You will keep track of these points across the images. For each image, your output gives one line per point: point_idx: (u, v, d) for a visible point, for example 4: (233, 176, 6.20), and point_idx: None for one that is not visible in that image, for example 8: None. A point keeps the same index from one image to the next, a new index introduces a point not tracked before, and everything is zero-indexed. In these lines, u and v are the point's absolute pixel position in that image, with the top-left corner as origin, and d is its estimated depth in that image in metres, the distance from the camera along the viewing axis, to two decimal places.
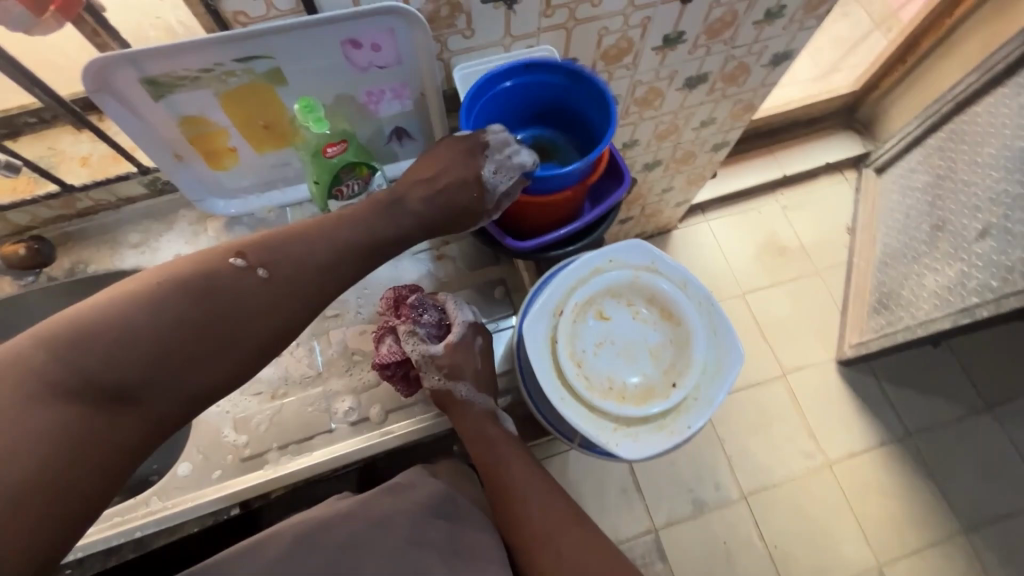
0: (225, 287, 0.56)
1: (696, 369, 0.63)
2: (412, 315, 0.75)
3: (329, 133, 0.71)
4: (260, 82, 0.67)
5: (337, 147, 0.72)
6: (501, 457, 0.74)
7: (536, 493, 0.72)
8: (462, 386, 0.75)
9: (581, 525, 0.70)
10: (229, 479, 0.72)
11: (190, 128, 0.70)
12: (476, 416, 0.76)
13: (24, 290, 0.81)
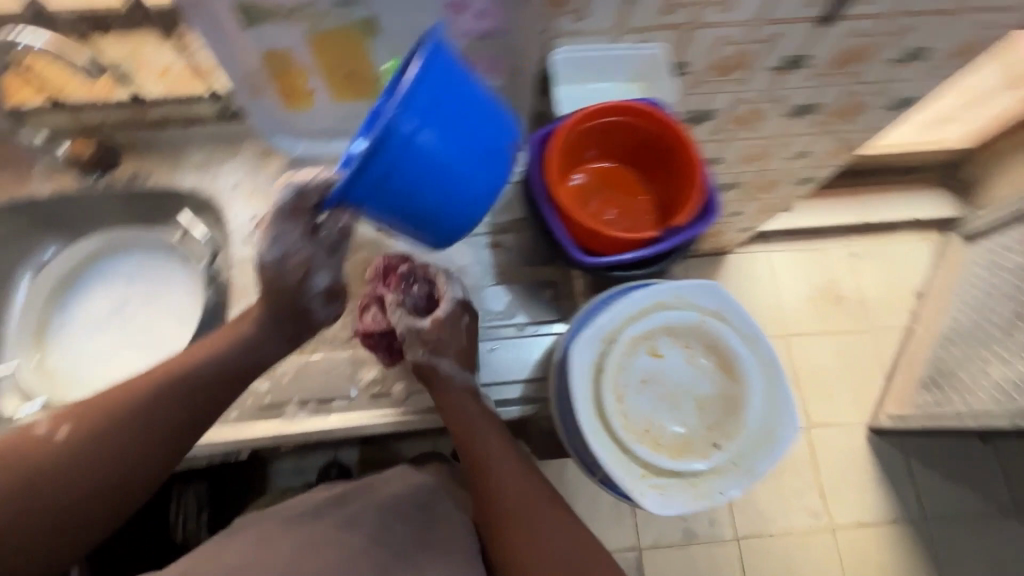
0: (40, 452, 0.55)
1: (744, 435, 0.58)
2: (401, 284, 0.73)
3: None
4: (352, 29, 0.64)
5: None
6: (480, 435, 0.69)
7: (513, 476, 0.68)
8: (446, 362, 0.70)
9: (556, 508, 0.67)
10: (243, 422, 0.72)
11: (273, 62, 0.67)
12: (458, 396, 0.70)
13: (83, 189, 0.81)
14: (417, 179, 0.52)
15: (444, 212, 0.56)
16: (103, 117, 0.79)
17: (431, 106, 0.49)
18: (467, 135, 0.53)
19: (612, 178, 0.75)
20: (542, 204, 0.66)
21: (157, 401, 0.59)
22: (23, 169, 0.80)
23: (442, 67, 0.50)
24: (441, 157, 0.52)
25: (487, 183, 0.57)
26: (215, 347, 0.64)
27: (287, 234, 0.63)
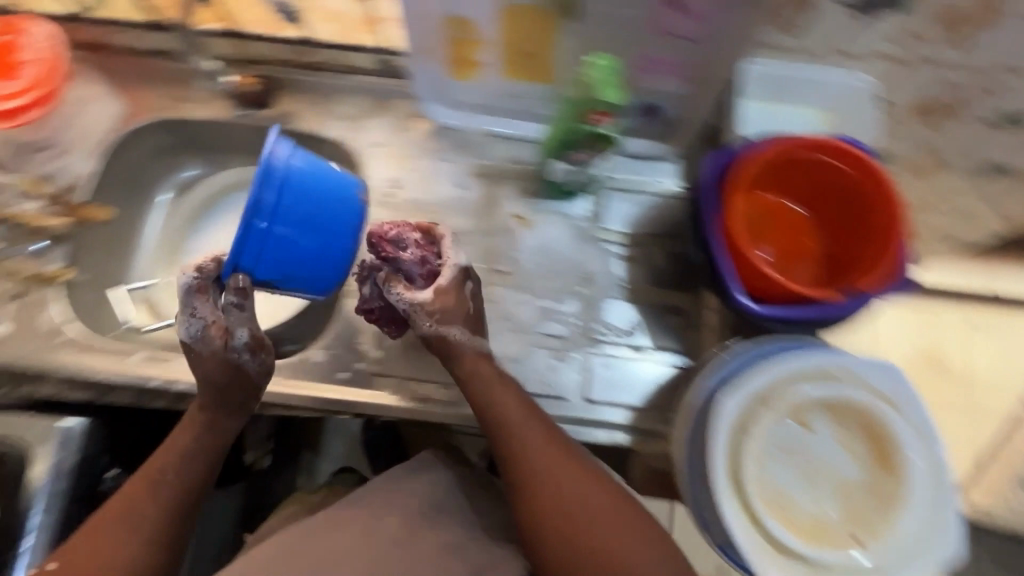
0: None
1: (891, 539, 0.52)
2: (389, 257, 0.63)
3: (605, 102, 0.59)
4: (548, 10, 0.59)
5: (605, 118, 0.61)
6: (507, 406, 0.63)
7: (547, 447, 0.62)
8: (456, 330, 0.64)
9: (591, 475, 0.62)
10: (350, 386, 0.72)
11: (452, 29, 0.64)
12: (483, 370, 0.65)
13: (236, 119, 0.82)
14: (285, 259, 0.58)
15: (324, 274, 0.61)
16: None
17: (281, 202, 0.55)
18: (307, 210, 0.57)
19: (782, 218, 0.67)
20: (711, 234, 0.59)
21: (129, 515, 0.59)
22: (183, 89, 0.83)
23: (276, 169, 0.54)
24: (291, 233, 0.57)
25: (339, 243, 0.60)
26: (189, 427, 0.65)
27: (202, 310, 0.62)
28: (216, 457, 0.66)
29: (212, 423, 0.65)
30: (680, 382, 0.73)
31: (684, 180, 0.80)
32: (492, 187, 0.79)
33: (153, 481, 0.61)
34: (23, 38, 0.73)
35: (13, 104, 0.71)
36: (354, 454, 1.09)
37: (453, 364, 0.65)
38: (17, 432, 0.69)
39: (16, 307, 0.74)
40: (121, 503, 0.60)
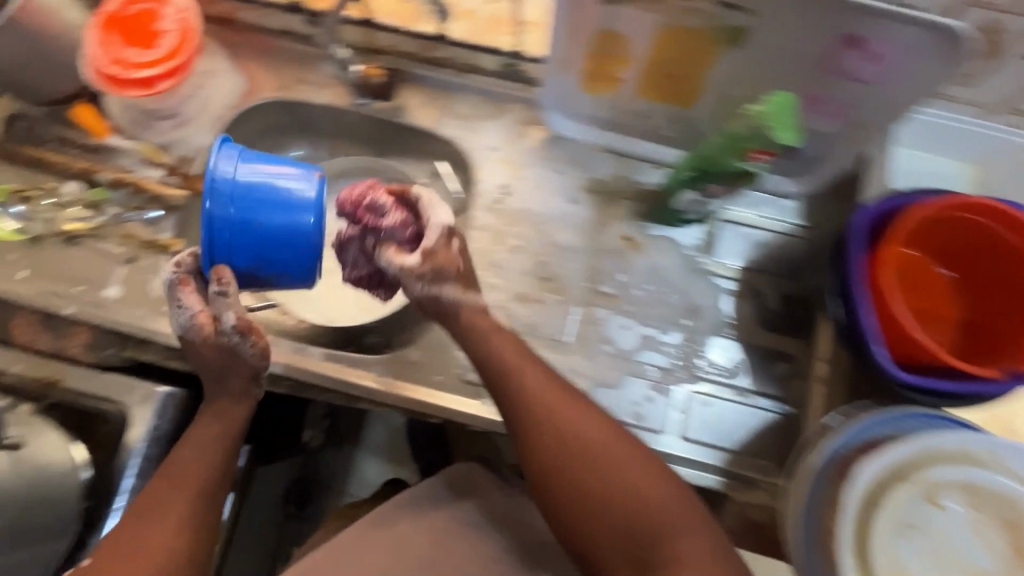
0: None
1: None
2: (371, 222, 0.62)
3: (770, 142, 0.57)
4: (714, 35, 0.57)
5: (765, 157, 0.59)
6: (516, 368, 0.59)
7: (559, 405, 0.57)
8: (448, 289, 0.62)
9: (606, 431, 0.56)
10: (443, 391, 0.71)
11: (600, 43, 0.62)
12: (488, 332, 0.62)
13: (353, 108, 0.81)
14: (256, 251, 0.61)
15: (296, 267, 0.63)
16: (393, 43, 0.79)
17: (236, 195, 0.59)
18: (275, 206, 0.60)
19: (925, 279, 0.63)
20: (855, 288, 0.57)
21: (149, 525, 0.55)
22: (304, 72, 0.83)
23: (225, 164, 0.60)
24: (256, 226, 0.60)
25: (306, 237, 0.61)
26: (201, 425, 0.62)
27: (187, 300, 0.61)
28: (237, 445, 0.63)
29: (224, 410, 0.63)
30: (782, 433, 0.69)
31: (805, 220, 0.76)
32: (604, 205, 0.76)
33: (172, 487, 0.58)
34: (163, 9, 0.74)
35: (148, 73, 0.72)
36: (395, 447, 1.17)
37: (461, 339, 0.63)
38: (120, 395, 0.71)
39: (128, 270, 0.76)
40: (136, 517, 0.56)
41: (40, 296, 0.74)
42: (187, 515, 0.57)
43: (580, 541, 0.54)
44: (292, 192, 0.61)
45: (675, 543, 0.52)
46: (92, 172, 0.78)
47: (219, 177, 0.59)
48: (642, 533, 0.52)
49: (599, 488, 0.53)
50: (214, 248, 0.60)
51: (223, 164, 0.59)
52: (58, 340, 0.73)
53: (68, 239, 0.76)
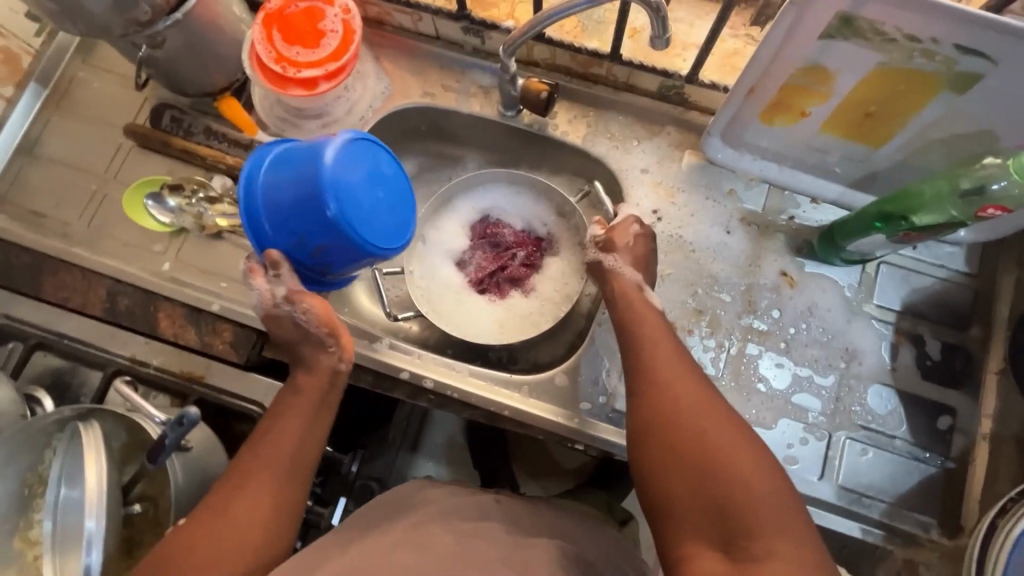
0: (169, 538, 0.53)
1: None
2: (498, 229, 0.83)
3: (1004, 200, 0.53)
4: (940, 79, 0.54)
5: (995, 212, 0.55)
6: (635, 335, 0.62)
7: (664, 366, 0.57)
8: (612, 256, 0.68)
9: (707, 399, 0.54)
10: (594, 420, 0.70)
11: (801, 77, 0.60)
12: (635, 314, 0.64)
13: (501, 119, 0.79)
14: (289, 229, 0.59)
15: (330, 241, 0.59)
16: (550, 55, 0.76)
17: (265, 178, 0.59)
18: (294, 181, 0.58)
19: None
20: None
21: (233, 498, 0.54)
22: (450, 78, 0.81)
23: (267, 153, 0.61)
24: (282, 202, 0.58)
25: (323, 207, 0.57)
26: (285, 399, 0.61)
27: (256, 283, 0.64)
28: (324, 411, 0.62)
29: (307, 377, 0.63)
30: (943, 490, 0.67)
31: (971, 268, 0.73)
32: (759, 238, 0.74)
33: (254, 460, 0.56)
34: (325, 9, 0.74)
35: (312, 74, 0.72)
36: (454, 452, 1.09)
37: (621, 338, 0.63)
38: (260, 395, 0.70)
39: None
40: (222, 489, 0.55)
41: (188, 291, 0.74)
42: (270, 485, 0.55)
43: (662, 504, 0.51)
44: (307, 162, 0.58)
45: (757, 517, 0.47)
46: (241, 169, 0.78)
47: (255, 168, 0.60)
48: (726, 504, 0.48)
49: (686, 443, 0.51)
50: (257, 232, 0.61)
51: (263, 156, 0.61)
52: (204, 336, 0.73)
53: (216, 234, 0.77)
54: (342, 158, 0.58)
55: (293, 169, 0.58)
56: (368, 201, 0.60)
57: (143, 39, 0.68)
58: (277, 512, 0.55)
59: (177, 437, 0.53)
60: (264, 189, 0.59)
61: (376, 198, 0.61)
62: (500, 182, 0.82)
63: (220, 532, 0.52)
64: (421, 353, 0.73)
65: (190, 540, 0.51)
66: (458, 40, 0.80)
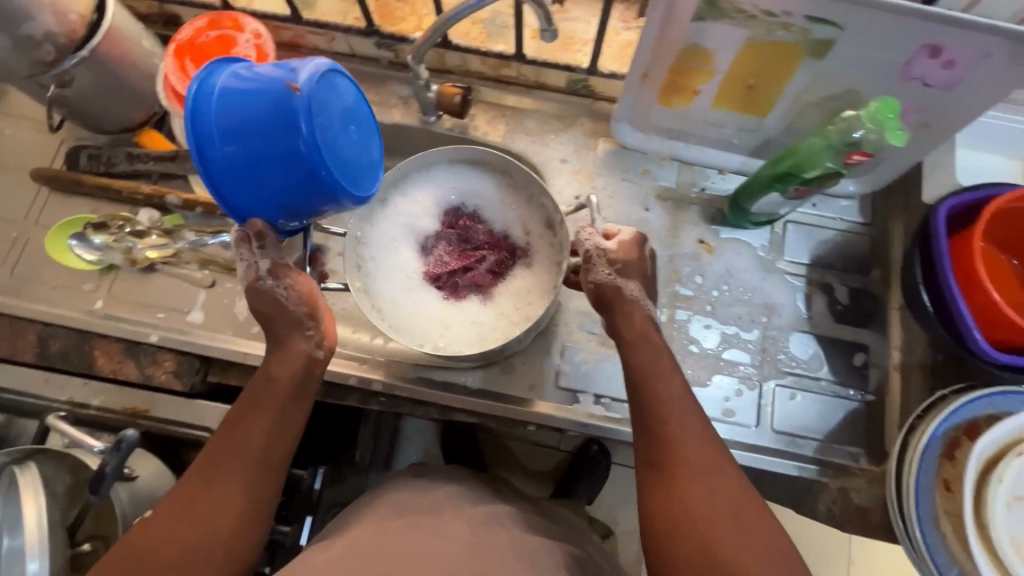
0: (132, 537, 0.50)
1: None
2: (470, 223, 0.73)
3: (868, 145, 0.58)
4: (800, 47, 0.61)
5: (861, 158, 0.60)
6: (651, 390, 0.58)
7: (681, 440, 0.54)
8: (633, 286, 0.62)
9: (714, 478, 0.53)
10: (541, 399, 0.74)
11: (684, 58, 0.65)
12: (639, 369, 0.59)
13: (423, 126, 0.82)
14: (245, 154, 0.49)
15: (301, 192, 0.51)
16: (462, 62, 0.80)
17: (221, 88, 0.49)
18: (258, 97, 0.48)
19: (996, 270, 0.66)
20: (949, 279, 0.60)
21: (202, 508, 0.52)
22: (370, 92, 0.84)
23: (225, 66, 0.51)
24: (241, 120, 0.48)
25: (297, 127, 0.47)
26: (258, 387, 0.59)
27: (245, 256, 0.60)
28: (300, 401, 0.60)
29: (285, 353, 0.62)
30: (867, 421, 0.73)
31: (865, 217, 0.80)
32: (676, 212, 0.79)
33: (225, 457, 0.54)
34: (237, 36, 0.76)
35: None
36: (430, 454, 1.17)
37: (631, 377, 0.60)
38: (208, 420, 0.70)
39: (209, 295, 0.76)
40: (190, 488, 0.53)
41: (124, 326, 0.73)
42: (245, 493, 0.54)
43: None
44: (279, 75, 0.48)
45: None
46: (160, 196, 0.76)
47: (209, 78, 0.50)
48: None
49: (694, 532, 0.50)
50: (201, 156, 0.49)
51: (221, 68, 0.51)
52: (145, 368, 0.72)
53: (148, 267, 0.76)
54: (324, 78, 0.49)
55: (256, 124, 0.48)
56: (345, 146, 0.52)
57: (50, 80, 0.68)
58: (243, 517, 0.53)
59: (117, 464, 0.53)
60: (225, 156, 0.49)
61: (352, 136, 0.53)
62: (488, 169, 0.74)
63: (189, 546, 0.50)
64: (368, 358, 0.75)
65: (154, 554, 0.49)
66: (373, 55, 0.83)
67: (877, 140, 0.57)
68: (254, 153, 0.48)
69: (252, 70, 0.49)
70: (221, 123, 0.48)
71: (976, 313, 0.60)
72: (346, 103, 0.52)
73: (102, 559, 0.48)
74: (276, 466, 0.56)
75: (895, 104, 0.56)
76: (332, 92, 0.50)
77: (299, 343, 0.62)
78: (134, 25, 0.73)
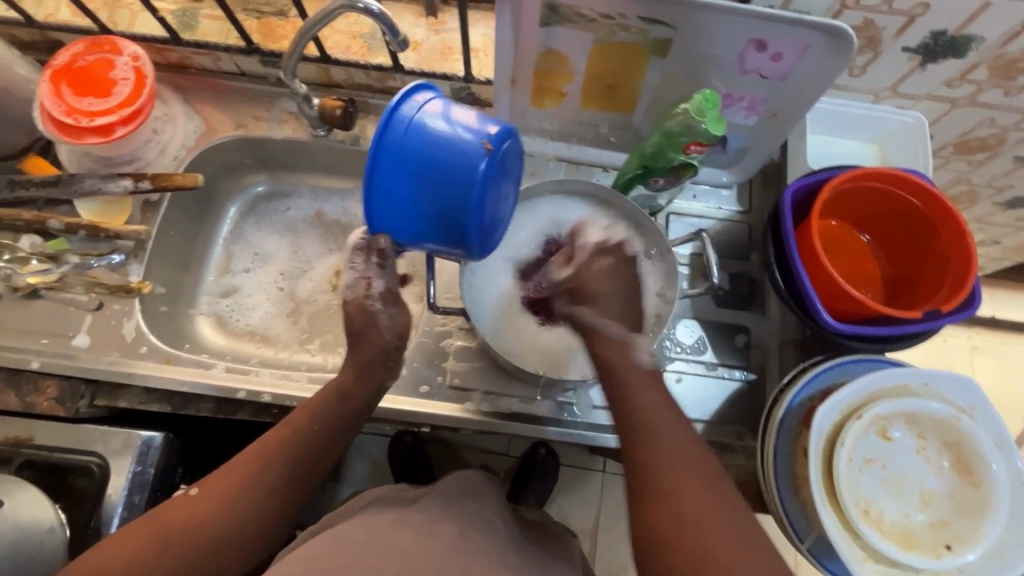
0: (189, 500, 0.56)
1: (986, 546, 0.56)
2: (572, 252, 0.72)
3: (703, 138, 0.62)
4: (643, 47, 0.64)
5: (700, 149, 0.63)
6: (658, 405, 0.57)
7: (688, 459, 0.53)
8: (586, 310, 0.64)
9: (723, 491, 0.52)
10: (434, 399, 0.74)
11: (543, 62, 0.68)
12: (640, 380, 0.59)
13: (315, 140, 0.84)
14: (417, 188, 0.52)
15: (443, 232, 0.54)
16: (347, 77, 0.82)
17: (419, 118, 0.51)
18: (454, 142, 0.51)
19: (848, 246, 0.71)
20: (796, 261, 0.63)
21: (241, 500, 0.57)
22: (261, 110, 0.85)
23: (418, 98, 0.53)
24: (425, 156, 0.51)
25: (472, 181, 0.51)
26: (328, 398, 0.65)
27: (361, 264, 0.67)
28: (345, 427, 0.66)
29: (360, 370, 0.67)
30: (748, 399, 0.76)
31: (743, 206, 0.83)
32: None
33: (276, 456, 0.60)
34: (115, 59, 0.76)
35: (107, 121, 0.73)
36: (374, 473, 1.22)
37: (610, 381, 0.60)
38: (93, 444, 0.69)
39: (95, 319, 0.75)
40: (245, 470, 0.59)
41: (4, 354, 0.72)
42: (281, 497, 0.59)
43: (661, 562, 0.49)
44: (474, 128, 0.52)
45: None
46: (41, 222, 0.76)
47: (406, 102, 0.52)
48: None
49: (687, 536, 0.49)
50: (370, 178, 0.51)
51: (416, 94, 0.53)
52: (27, 397, 0.71)
53: (31, 293, 0.75)
54: (507, 140, 0.54)
55: (438, 165, 0.51)
56: (496, 201, 0.55)
57: None
58: (276, 517, 0.59)
59: None
60: (394, 183, 0.52)
61: (503, 192, 0.57)
62: (587, 199, 0.73)
63: (229, 529, 0.55)
64: (262, 372, 0.75)
65: (194, 527, 0.54)
66: (261, 73, 0.85)
67: (707, 133, 0.61)
68: (427, 189, 0.52)
69: (448, 117, 0.52)
70: (406, 154, 0.51)
71: (821, 291, 0.63)
72: (509, 162, 0.56)
73: (160, 523, 0.53)
74: (311, 476, 0.63)
75: (718, 96, 0.61)
76: (507, 152, 0.54)
77: (372, 370, 0.67)
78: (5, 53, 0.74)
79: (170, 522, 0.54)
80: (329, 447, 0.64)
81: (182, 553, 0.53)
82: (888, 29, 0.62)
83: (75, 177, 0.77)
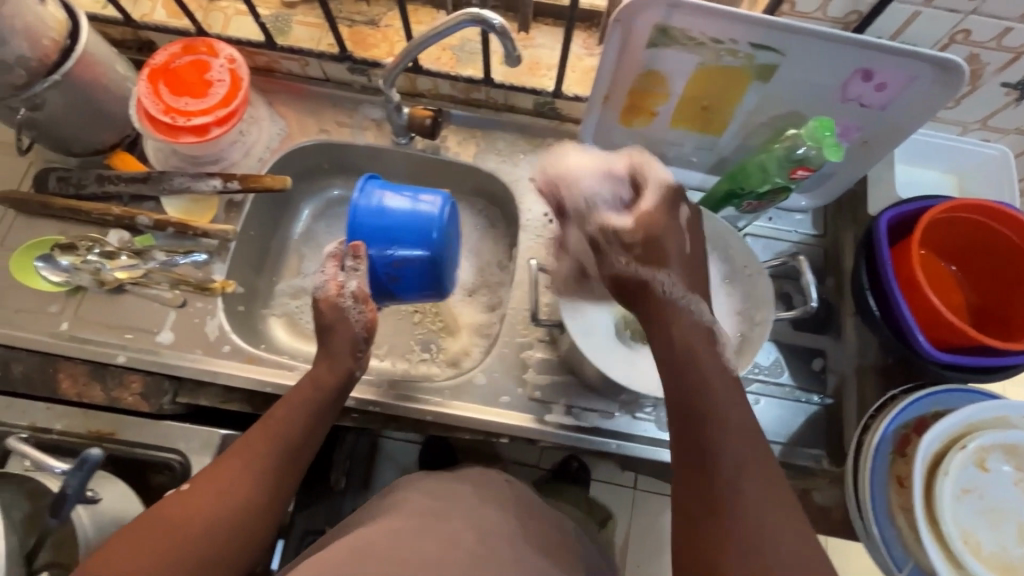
0: (179, 495, 0.55)
1: None
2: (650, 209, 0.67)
3: (813, 164, 0.63)
4: (747, 71, 0.65)
5: (806, 174, 0.64)
6: (697, 378, 0.54)
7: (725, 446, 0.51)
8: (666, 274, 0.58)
9: (753, 483, 0.50)
10: (514, 410, 0.74)
11: (642, 82, 0.69)
12: (710, 360, 0.54)
13: (397, 147, 0.85)
14: (387, 254, 0.68)
15: (421, 281, 0.70)
16: (433, 87, 0.84)
17: (378, 202, 0.67)
18: (410, 214, 0.67)
19: (935, 276, 0.72)
20: (894, 288, 0.64)
21: (230, 492, 0.56)
22: (344, 115, 0.86)
23: (372, 185, 0.69)
24: (391, 231, 0.67)
25: (432, 244, 0.67)
26: (304, 392, 0.65)
27: (329, 270, 0.69)
28: (326, 411, 0.65)
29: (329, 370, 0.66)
30: (826, 424, 0.76)
31: (818, 231, 0.84)
32: None
33: (262, 454, 0.60)
34: (211, 61, 0.77)
35: (202, 121, 0.74)
36: None
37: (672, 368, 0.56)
38: (176, 442, 0.69)
39: (179, 315, 0.75)
40: (230, 463, 0.58)
41: (92, 347, 0.72)
42: (268, 484, 0.59)
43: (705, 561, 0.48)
44: (422, 204, 0.68)
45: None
46: (131, 217, 0.77)
47: (364, 192, 0.68)
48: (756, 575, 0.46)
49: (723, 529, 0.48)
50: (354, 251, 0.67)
51: (368, 184, 0.68)
52: (111, 390, 0.72)
53: (117, 289, 0.75)
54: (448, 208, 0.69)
55: (403, 237, 0.67)
56: (452, 254, 0.72)
57: (19, 103, 0.69)
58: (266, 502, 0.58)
59: (80, 483, 0.52)
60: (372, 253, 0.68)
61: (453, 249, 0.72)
62: None
63: (222, 517, 0.55)
64: None
65: (185, 517, 0.53)
66: (347, 79, 0.86)
67: (817, 161, 0.62)
68: (397, 254, 0.67)
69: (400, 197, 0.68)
70: (377, 232, 0.67)
71: (919, 319, 0.63)
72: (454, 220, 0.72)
73: (148, 517, 0.53)
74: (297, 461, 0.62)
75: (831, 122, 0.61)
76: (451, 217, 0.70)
77: (339, 363, 0.67)
78: (107, 51, 0.75)
79: (162, 516, 0.53)
80: (313, 429, 0.64)
81: (176, 542, 0.52)
82: (992, 64, 0.63)
83: (165, 174, 0.78)
